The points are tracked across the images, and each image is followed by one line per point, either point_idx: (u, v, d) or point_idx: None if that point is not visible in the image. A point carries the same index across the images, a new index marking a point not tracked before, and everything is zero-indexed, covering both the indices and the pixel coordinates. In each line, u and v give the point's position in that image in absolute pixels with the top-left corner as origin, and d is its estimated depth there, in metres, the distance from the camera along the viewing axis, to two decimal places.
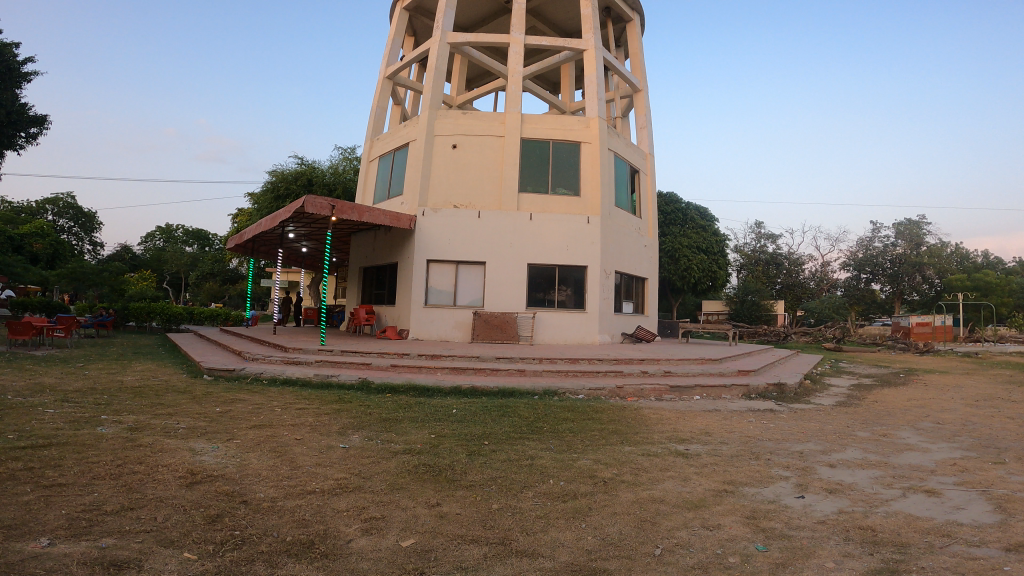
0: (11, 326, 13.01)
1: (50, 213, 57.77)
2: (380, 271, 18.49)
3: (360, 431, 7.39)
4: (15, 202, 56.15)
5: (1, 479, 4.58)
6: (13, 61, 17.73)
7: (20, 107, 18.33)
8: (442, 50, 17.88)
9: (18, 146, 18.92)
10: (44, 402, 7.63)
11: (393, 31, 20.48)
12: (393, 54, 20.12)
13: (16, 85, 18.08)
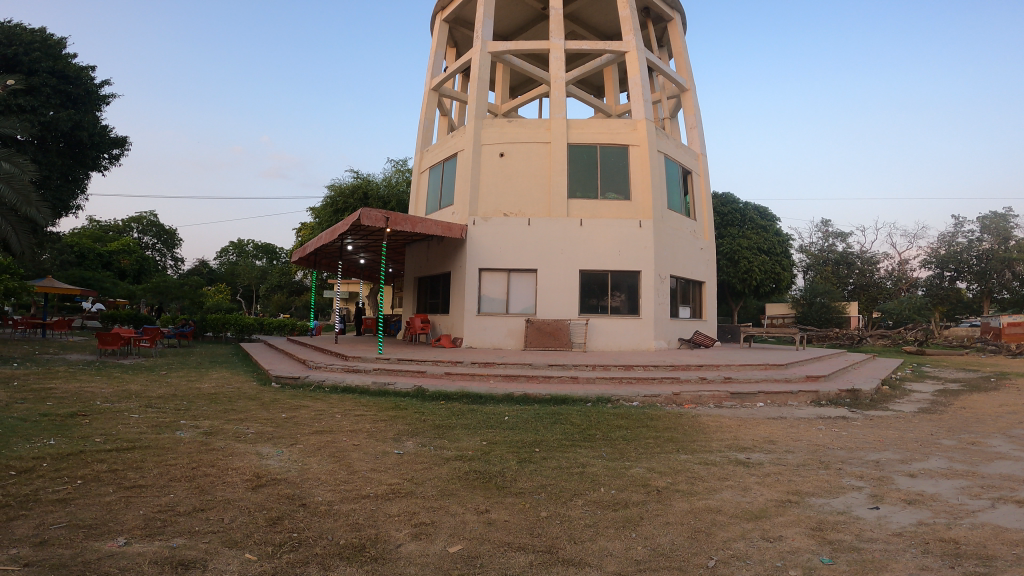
0: (102, 337, 13.81)
1: (135, 232, 62.21)
2: (434, 280, 18.83)
3: (414, 437, 7.52)
4: (106, 222, 60.89)
5: (88, 480, 4.94)
6: (91, 85, 19.14)
7: (103, 129, 19.85)
8: (484, 59, 18.10)
9: (103, 168, 20.54)
10: (129, 408, 8.19)
11: (436, 43, 20.93)
12: (437, 66, 20.56)
13: (97, 108, 19.54)
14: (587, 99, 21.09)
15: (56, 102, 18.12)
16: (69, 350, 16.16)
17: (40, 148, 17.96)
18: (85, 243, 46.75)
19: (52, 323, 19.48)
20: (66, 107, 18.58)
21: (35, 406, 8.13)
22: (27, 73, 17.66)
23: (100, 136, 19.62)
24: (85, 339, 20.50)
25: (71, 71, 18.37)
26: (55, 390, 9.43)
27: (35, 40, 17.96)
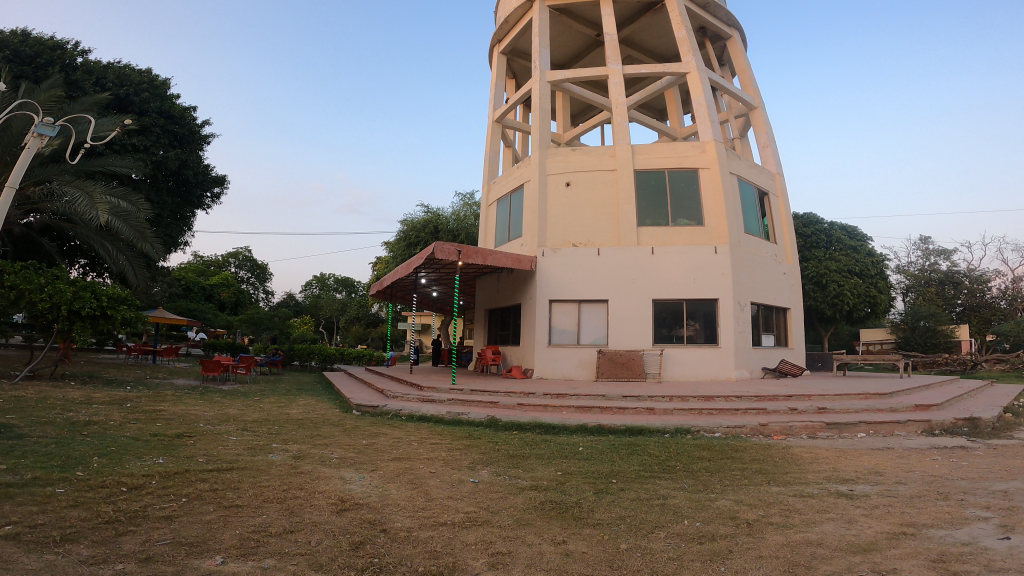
0: (205, 363, 14.84)
1: (233, 267, 67.24)
2: (504, 311, 18.99)
3: (489, 466, 7.49)
4: (209, 258, 66.44)
5: (192, 498, 5.26)
6: (193, 125, 20.84)
7: (206, 169, 21.77)
8: (543, 88, 18.41)
9: (206, 206, 22.66)
10: (228, 430, 8.71)
11: (495, 75, 21.55)
12: (498, 98, 21.15)
13: (198, 146, 21.28)
14: (650, 123, 20.96)
15: (164, 140, 19.69)
16: (176, 376, 17.50)
17: (154, 186, 19.73)
18: (190, 277, 51.04)
19: (163, 351, 21.17)
20: (174, 145, 20.23)
21: (147, 426, 8.82)
22: (140, 114, 19.28)
23: (200, 171, 21.23)
24: (189, 366, 22.17)
25: (177, 111, 19.99)
26: (163, 412, 10.20)
27: (144, 83, 19.58)
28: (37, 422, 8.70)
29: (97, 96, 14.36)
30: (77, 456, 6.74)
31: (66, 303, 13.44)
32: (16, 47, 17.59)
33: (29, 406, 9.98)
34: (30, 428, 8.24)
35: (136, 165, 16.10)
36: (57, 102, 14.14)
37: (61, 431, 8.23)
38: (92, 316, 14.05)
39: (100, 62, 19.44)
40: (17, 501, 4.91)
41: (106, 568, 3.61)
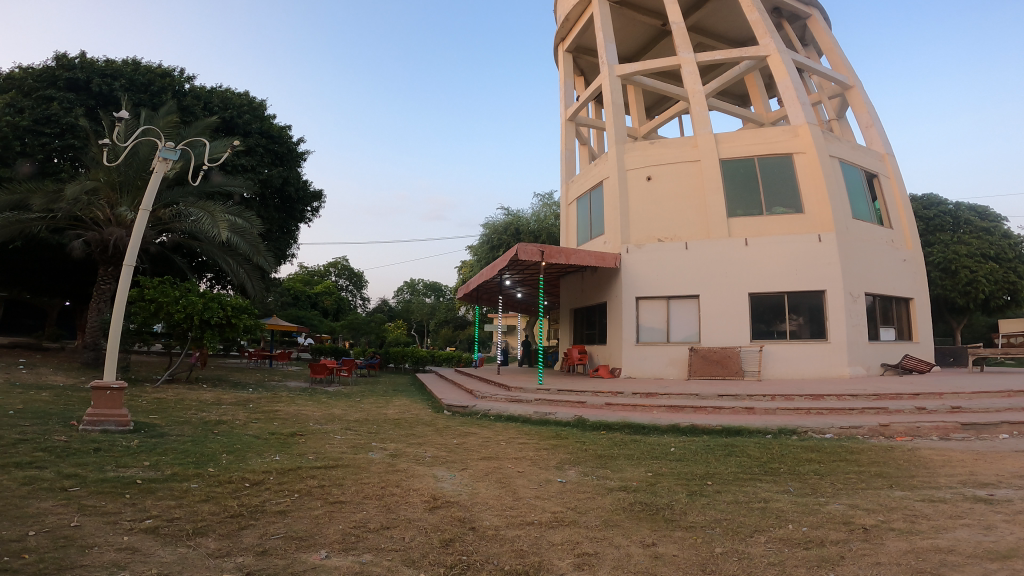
0: (313, 366, 15.89)
1: (333, 276, 71.65)
2: (590, 311, 18.82)
3: (576, 466, 7.45)
4: (311, 269, 71.36)
5: (302, 494, 5.66)
6: (290, 144, 22.47)
7: (305, 185, 23.42)
8: (613, 83, 18.05)
9: (308, 219, 24.37)
10: (333, 429, 9.30)
11: (562, 73, 21.42)
12: (569, 97, 21.00)
13: (296, 163, 22.92)
14: (732, 110, 19.95)
15: (267, 159, 21.32)
16: (288, 378, 18.91)
17: (263, 204, 21.40)
18: (296, 287, 55.05)
19: (276, 355, 22.96)
20: (276, 164, 21.88)
21: (265, 425, 9.63)
22: (245, 135, 20.92)
23: (299, 186, 22.81)
24: (299, 369, 23.92)
25: (275, 131, 21.62)
26: (277, 412, 11.07)
27: (246, 106, 21.26)
28: (176, 421, 9.77)
29: (208, 121, 15.74)
30: (208, 453, 7.47)
31: (198, 312, 14.98)
32: (129, 75, 18.92)
33: (168, 407, 11.20)
34: (169, 427, 9.25)
35: (246, 184, 17.59)
36: (176, 127, 15.64)
37: (194, 429, 9.16)
38: (220, 324, 15.55)
39: (205, 87, 21.08)
40: (157, 494, 5.51)
41: (227, 560, 3.95)
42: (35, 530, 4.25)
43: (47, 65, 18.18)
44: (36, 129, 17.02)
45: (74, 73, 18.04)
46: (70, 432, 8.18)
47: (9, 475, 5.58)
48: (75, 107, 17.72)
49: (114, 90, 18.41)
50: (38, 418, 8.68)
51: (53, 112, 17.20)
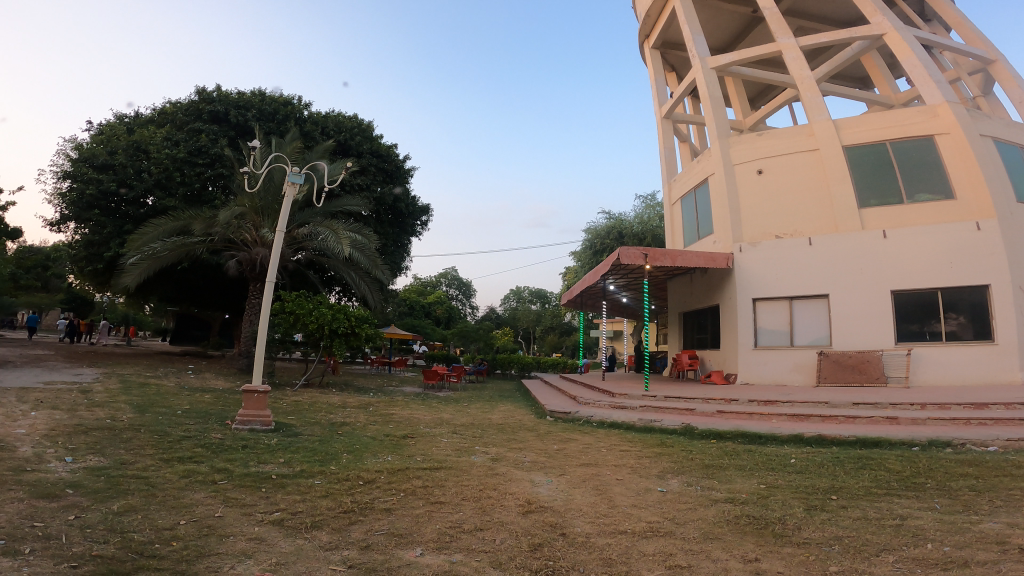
0: (427, 372, 16.75)
1: (444, 285, 74.86)
2: (700, 314, 17.97)
3: (680, 475, 7.18)
4: (424, 280, 75.16)
5: (407, 493, 6.04)
6: (398, 162, 23.97)
7: (414, 200, 24.87)
8: (708, 76, 17.24)
9: (418, 232, 25.83)
10: (441, 432, 9.76)
11: (653, 71, 20.81)
12: (662, 94, 20.36)
13: (405, 180, 24.40)
14: (850, 94, 18.21)
15: (379, 177, 22.84)
16: (405, 383, 20.07)
17: (378, 221, 22.98)
18: (411, 297, 58.25)
19: (395, 361, 24.45)
20: (387, 181, 23.44)
21: (382, 427, 10.34)
22: (358, 156, 22.57)
23: (408, 201, 24.20)
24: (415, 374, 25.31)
25: (384, 150, 23.18)
26: (394, 415, 11.83)
27: (357, 129, 22.94)
28: (308, 423, 10.80)
29: (325, 145, 17.20)
30: (332, 452, 8.19)
31: (327, 322, 16.42)
32: (257, 106, 21.25)
33: (302, 409, 12.40)
34: (302, 427, 10.25)
35: (363, 202, 18.98)
36: (300, 153, 17.26)
37: (322, 430, 10.08)
38: (346, 333, 16.88)
39: (321, 113, 23.01)
40: (285, 489, 6.14)
41: (335, 553, 4.33)
42: (185, 518, 4.93)
43: (191, 99, 21.00)
44: (191, 160, 19.66)
45: (215, 107, 20.54)
46: (224, 430, 9.37)
47: (172, 468, 6.51)
48: (218, 138, 20.25)
49: (247, 119, 20.79)
50: (201, 418, 10.03)
51: (203, 144, 19.79)
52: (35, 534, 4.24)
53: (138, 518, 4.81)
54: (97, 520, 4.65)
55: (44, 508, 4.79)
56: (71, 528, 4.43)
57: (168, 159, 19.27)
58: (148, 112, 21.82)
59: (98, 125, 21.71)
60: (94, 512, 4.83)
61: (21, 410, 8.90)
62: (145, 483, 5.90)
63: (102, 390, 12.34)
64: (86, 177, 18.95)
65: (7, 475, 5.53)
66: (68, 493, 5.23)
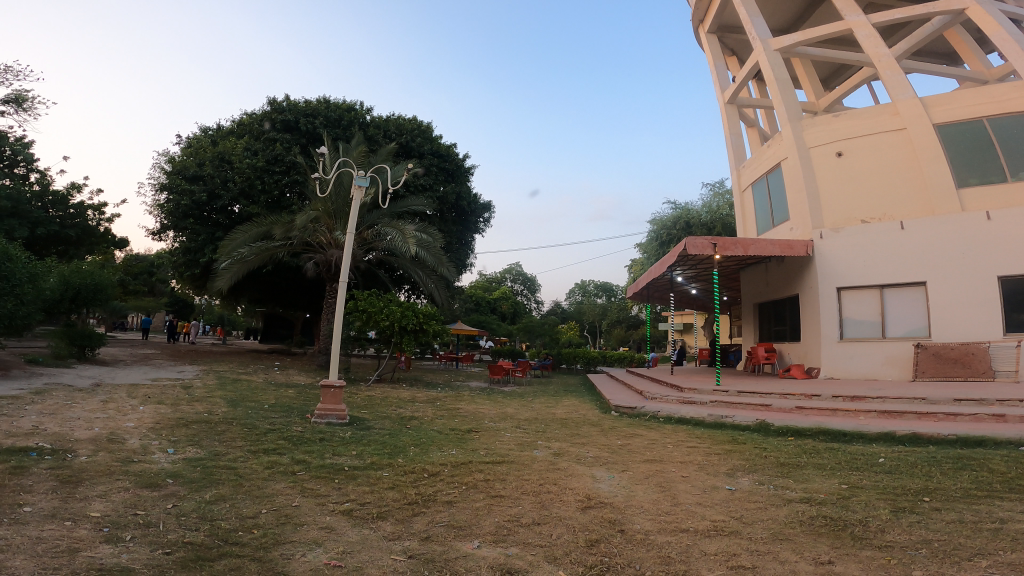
0: (492, 367, 16.97)
1: (509, 281, 75.63)
2: (776, 305, 17.04)
3: (752, 474, 6.86)
4: (489, 276, 76.08)
5: (468, 486, 6.15)
6: (459, 160, 24.37)
7: (475, 197, 25.22)
8: (772, 59, 16.42)
9: (481, 229, 26.17)
10: (504, 427, 9.86)
11: (711, 56, 20.01)
12: (724, 79, 19.56)
13: (465, 178, 24.79)
14: (937, 70, 16.68)
15: (441, 176, 23.30)
16: (472, 378, 20.41)
17: (442, 219, 23.48)
18: (478, 293, 59.15)
19: (462, 357, 24.95)
20: (448, 180, 23.90)
21: (448, 421, 10.58)
22: (420, 157, 23.10)
23: (470, 198, 24.59)
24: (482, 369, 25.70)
25: (444, 150, 23.64)
26: (459, 410, 12.09)
27: (417, 130, 23.45)
28: (379, 416, 11.21)
29: (389, 148, 17.71)
30: (400, 445, 8.46)
31: (397, 320, 16.95)
32: (323, 113, 22.16)
33: (374, 404, 12.91)
34: (374, 421, 10.66)
35: (427, 202, 19.45)
36: (366, 157, 17.89)
37: (392, 423, 10.44)
38: (415, 330, 17.38)
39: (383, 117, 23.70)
40: (356, 480, 6.39)
41: (397, 543, 4.47)
42: (266, 507, 5.21)
43: (265, 110, 22.23)
44: (269, 168, 20.84)
45: (286, 116, 21.69)
46: (304, 423, 9.90)
47: (257, 459, 6.94)
48: (292, 145, 21.35)
49: (315, 127, 21.73)
50: (284, 412, 10.66)
51: (279, 152, 20.95)
52: (137, 521, 4.55)
53: (226, 506, 5.12)
54: (191, 508, 4.98)
55: (146, 496, 5.16)
56: (168, 516, 4.74)
57: (249, 168, 20.54)
58: (228, 123, 23.31)
59: (187, 139, 23.48)
60: (189, 500, 5.17)
61: (131, 405, 9.78)
62: (234, 472, 6.30)
63: (199, 386, 13.36)
64: (180, 188, 20.53)
65: (118, 465, 6.03)
66: (167, 482, 5.64)
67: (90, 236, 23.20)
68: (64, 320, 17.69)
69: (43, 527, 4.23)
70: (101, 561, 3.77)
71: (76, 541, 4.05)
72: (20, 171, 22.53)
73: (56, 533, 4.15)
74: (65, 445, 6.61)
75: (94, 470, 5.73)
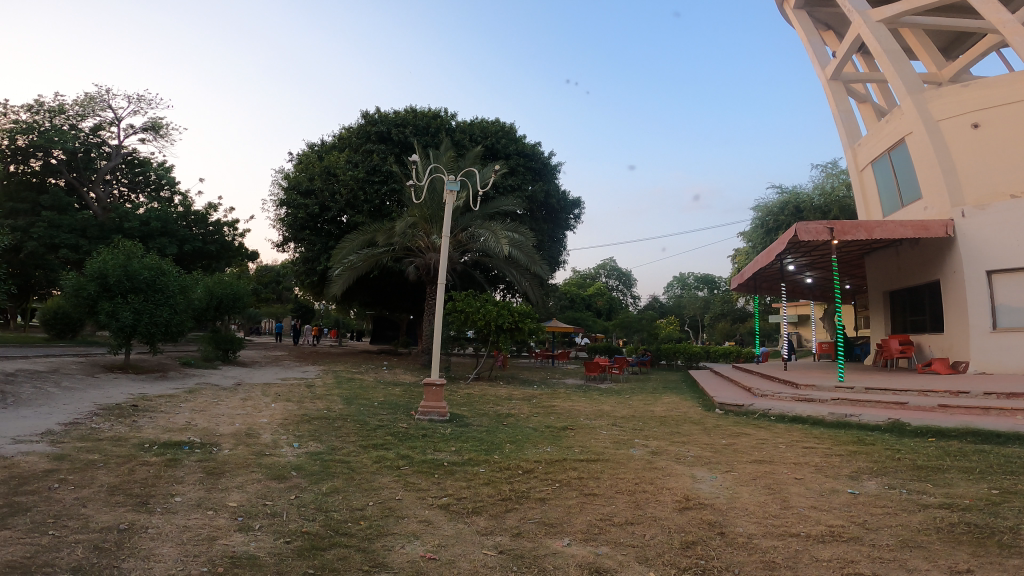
0: (588, 364, 16.75)
1: (604, 277, 74.71)
2: (911, 293, 15.17)
3: (879, 477, 6.17)
4: (584, 272, 75.56)
5: (563, 483, 6.09)
6: (545, 158, 24.39)
7: (564, 194, 25.11)
8: (875, 32, 15.05)
9: (572, 225, 25.99)
10: (600, 424, 9.68)
11: (805, 32, 18.46)
12: (823, 56, 17.95)
13: (553, 175, 24.76)
14: None
15: (528, 176, 23.38)
16: (568, 375, 20.29)
17: (532, 218, 23.59)
18: (573, 291, 58.80)
19: (558, 355, 24.87)
20: (536, 178, 23.99)
21: (543, 419, 10.58)
22: (506, 158, 23.29)
23: (558, 195, 24.51)
24: (579, 366, 25.47)
25: (530, 148, 23.78)
26: (555, 407, 12.04)
27: (500, 131, 23.65)
28: (477, 414, 11.45)
29: (476, 151, 18.02)
30: (496, 442, 8.56)
31: (493, 319, 17.22)
32: (412, 122, 23.12)
33: (473, 401, 13.23)
34: (473, 418, 10.89)
35: (517, 201, 19.58)
36: (456, 163, 18.32)
37: (490, 421, 10.61)
38: (511, 329, 17.57)
39: (469, 121, 24.19)
40: (454, 476, 6.52)
41: (489, 538, 4.52)
42: (373, 500, 5.44)
43: (360, 123, 23.53)
44: (370, 179, 22.04)
45: (379, 128, 22.81)
46: (408, 420, 10.32)
47: (367, 454, 7.32)
48: (387, 156, 22.40)
49: (406, 136, 22.72)
50: (390, 409, 11.21)
51: (376, 163, 22.08)
52: (266, 511, 4.83)
53: (338, 498, 5.40)
54: (310, 499, 5.28)
55: (274, 488, 5.51)
56: (290, 506, 5.04)
57: (352, 180, 21.87)
58: (331, 139, 24.96)
59: (297, 157, 25.47)
60: (308, 492, 5.49)
61: (264, 402, 10.76)
62: (347, 466, 6.65)
63: (320, 385, 14.45)
64: (296, 203, 22.28)
65: (253, 458, 6.56)
66: (291, 475, 6.04)
67: (227, 250, 25.71)
68: (211, 326, 19.76)
69: (189, 515, 4.54)
70: (233, 549, 3.97)
71: (214, 528, 4.32)
72: (165, 194, 25.62)
73: (199, 520, 4.44)
74: (210, 439, 7.35)
75: (233, 463, 6.24)
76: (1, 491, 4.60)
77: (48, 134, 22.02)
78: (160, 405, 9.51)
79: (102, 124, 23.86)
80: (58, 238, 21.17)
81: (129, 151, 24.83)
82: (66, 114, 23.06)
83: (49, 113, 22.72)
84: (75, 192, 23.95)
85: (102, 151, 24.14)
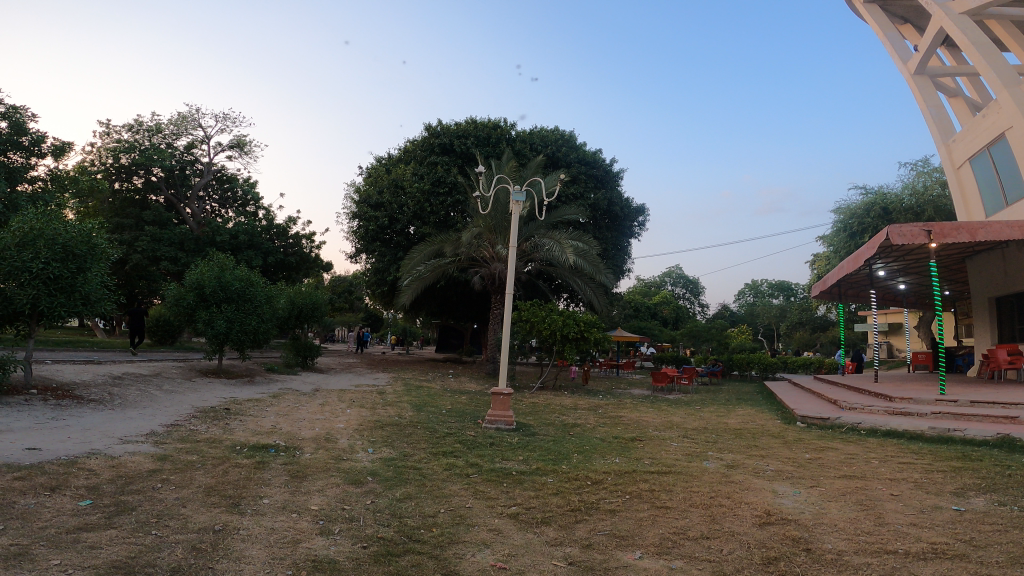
0: (656, 375, 16.23)
1: (670, 285, 73.17)
2: (1022, 299, 13.82)
3: (988, 494, 5.61)
4: (650, 281, 74.20)
5: (634, 495, 5.93)
6: (606, 166, 24.19)
7: (627, 202, 24.83)
8: (960, 24, 14.06)
9: (636, 233, 25.59)
10: (671, 436, 9.39)
11: (881, 27, 17.47)
12: (904, 50, 16.90)
13: (616, 183, 24.50)
14: None
15: (590, 183, 23.29)
16: (635, 386, 19.83)
17: (595, 226, 23.45)
18: (638, 299, 57.67)
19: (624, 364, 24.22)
20: (598, 186, 23.82)
21: (610, 429, 10.39)
22: (568, 166, 23.27)
23: (622, 203, 24.31)
24: (645, 376, 24.91)
25: (591, 156, 23.67)
26: (622, 418, 11.79)
27: (560, 139, 23.65)
28: (544, 423, 11.39)
29: (539, 160, 18.06)
30: (564, 452, 8.46)
31: (559, 328, 17.10)
32: (473, 133, 23.54)
33: (539, 410, 13.16)
34: (539, 427, 10.83)
35: (580, 209, 19.43)
36: (518, 172, 18.42)
37: (556, 430, 10.51)
38: (577, 337, 17.39)
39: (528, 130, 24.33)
40: (523, 485, 6.48)
41: (559, 548, 4.46)
42: (444, 507, 5.49)
43: (423, 136, 24.18)
44: (435, 191, 22.57)
45: (442, 140, 23.32)
46: (476, 428, 10.39)
47: (438, 461, 7.41)
48: (451, 167, 22.88)
49: (468, 147, 23.18)
50: (459, 417, 11.33)
51: (440, 175, 22.56)
52: (344, 515, 4.98)
53: (412, 504, 5.49)
54: (385, 505, 5.40)
55: (352, 492, 5.67)
56: (368, 511, 5.17)
57: (418, 192, 22.43)
58: (397, 152, 25.77)
59: (366, 170, 26.49)
60: (384, 497, 5.63)
61: (341, 408, 11.17)
62: (420, 473, 6.75)
63: (391, 391, 14.88)
64: (367, 216, 23.14)
65: (332, 462, 6.80)
66: (368, 480, 6.21)
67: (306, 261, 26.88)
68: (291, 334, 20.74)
69: (275, 517, 4.74)
70: (315, 552, 4.11)
71: (298, 531, 4.49)
72: (251, 209, 27.10)
73: (285, 523, 4.64)
74: (294, 443, 7.69)
75: (315, 466, 6.49)
76: (111, 489, 4.98)
77: (148, 153, 23.90)
78: (249, 409, 10.06)
79: (194, 143, 25.67)
80: (158, 251, 22.95)
81: (219, 168, 26.56)
82: (163, 133, 24.97)
83: (148, 133, 24.71)
84: (172, 208, 25.92)
85: (195, 168, 26.01)
